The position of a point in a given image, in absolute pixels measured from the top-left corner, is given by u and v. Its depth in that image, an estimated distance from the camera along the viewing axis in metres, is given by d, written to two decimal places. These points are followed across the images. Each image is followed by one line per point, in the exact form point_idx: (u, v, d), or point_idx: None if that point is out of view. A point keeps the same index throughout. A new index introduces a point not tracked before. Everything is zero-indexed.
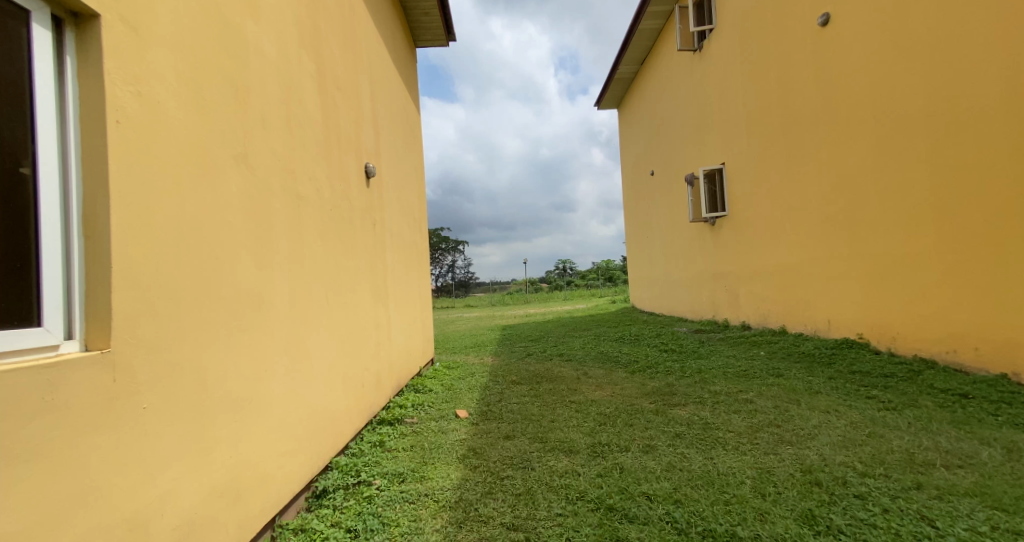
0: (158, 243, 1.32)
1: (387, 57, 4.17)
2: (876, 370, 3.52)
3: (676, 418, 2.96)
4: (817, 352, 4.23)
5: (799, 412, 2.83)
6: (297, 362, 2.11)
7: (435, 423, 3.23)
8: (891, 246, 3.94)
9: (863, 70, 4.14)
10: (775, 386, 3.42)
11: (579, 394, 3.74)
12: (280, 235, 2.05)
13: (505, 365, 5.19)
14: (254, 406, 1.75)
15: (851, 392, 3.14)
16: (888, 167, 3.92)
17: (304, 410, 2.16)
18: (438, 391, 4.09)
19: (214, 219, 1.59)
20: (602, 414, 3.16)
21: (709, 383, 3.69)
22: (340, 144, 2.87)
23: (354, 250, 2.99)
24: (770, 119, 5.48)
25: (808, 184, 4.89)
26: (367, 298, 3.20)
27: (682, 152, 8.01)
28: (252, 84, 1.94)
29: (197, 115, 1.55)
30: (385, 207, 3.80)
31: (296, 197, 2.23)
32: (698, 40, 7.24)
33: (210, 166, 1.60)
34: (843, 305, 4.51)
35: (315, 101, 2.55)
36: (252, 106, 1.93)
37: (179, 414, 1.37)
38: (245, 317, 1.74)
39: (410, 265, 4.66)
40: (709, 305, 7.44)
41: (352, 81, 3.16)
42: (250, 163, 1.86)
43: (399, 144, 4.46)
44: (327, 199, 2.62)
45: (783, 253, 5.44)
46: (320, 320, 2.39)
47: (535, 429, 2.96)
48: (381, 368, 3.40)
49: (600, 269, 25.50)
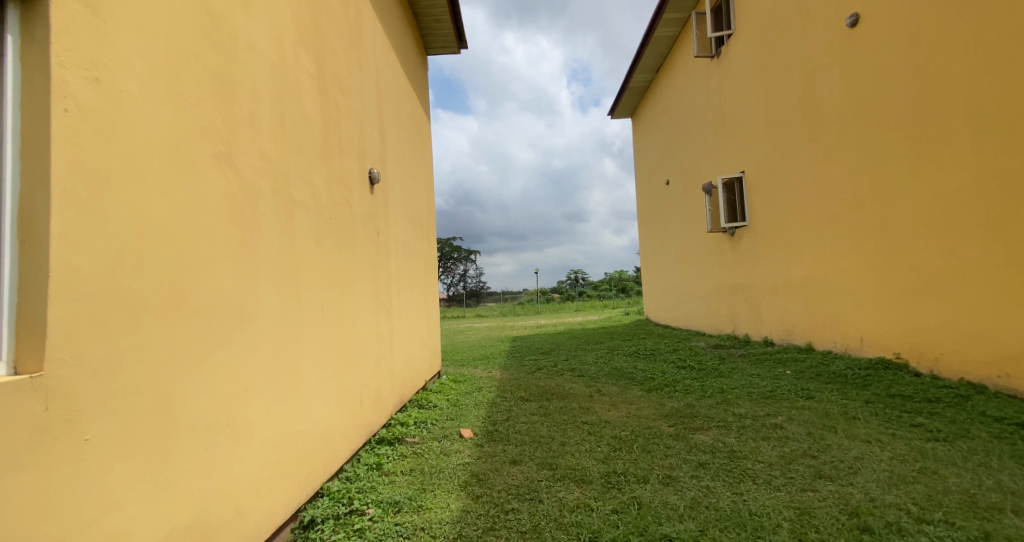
0: (113, 250, 1.16)
1: (395, 63, 4.07)
2: (918, 394, 3.23)
3: (697, 445, 2.71)
4: (849, 373, 3.94)
5: (836, 442, 2.57)
6: (286, 378, 1.94)
7: (437, 444, 3.02)
8: (932, 258, 3.65)
9: (897, 72, 3.90)
10: (806, 410, 3.16)
11: (591, 414, 3.51)
12: (272, 240, 1.89)
13: (513, 379, 4.96)
14: (233, 431, 1.57)
15: (893, 420, 2.87)
16: (928, 174, 3.65)
17: (294, 431, 1.98)
18: (442, 407, 3.88)
19: (190, 223, 1.43)
20: (617, 437, 2.92)
21: (732, 405, 3.43)
22: (342, 147, 2.72)
23: (354, 258, 2.83)
24: (795, 125, 5.24)
25: (838, 193, 4.62)
26: (368, 309, 3.03)
27: (699, 161, 7.77)
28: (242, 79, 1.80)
29: (174, 110, 1.40)
30: (390, 214, 3.67)
31: (291, 201, 2.07)
32: (715, 46, 7.06)
33: (189, 164, 1.44)
34: (878, 322, 4.21)
35: (316, 102, 2.41)
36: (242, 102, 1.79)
37: (133, 446, 1.19)
38: (225, 331, 1.57)
39: (417, 274, 4.49)
40: (728, 318, 7.14)
41: (357, 83, 3.05)
42: (239, 163, 1.71)
43: (407, 151, 4.34)
44: (326, 205, 2.46)
45: (809, 265, 5.15)
46: (313, 333, 2.21)
47: (544, 453, 2.74)
48: (382, 383, 3.22)
49: (613, 280, 25.12)
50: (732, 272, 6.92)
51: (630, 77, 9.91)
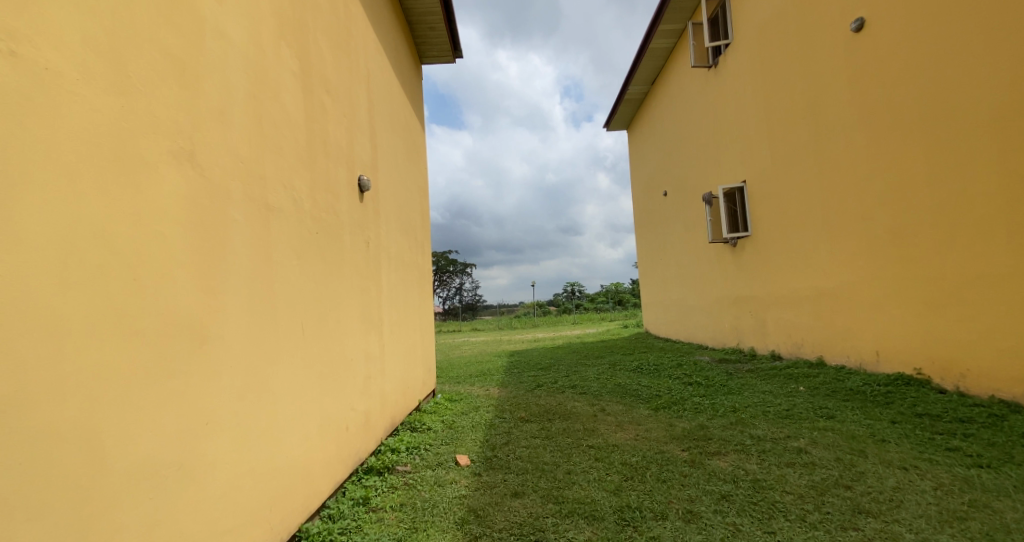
0: (21, 261, 0.92)
1: (388, 68, 3.90)
2: (948, 414, 3.03)
3: (716, 472, 2.48)
4: (868, 390, 3.73)
5: (869, 469, 2.36)
6: (259, 407, 1.70)
7: (431, 473, 2.77)
8: (954, 268, 3.47)
9: (909, 77, 3.76)
10: (830, 432, 2.94)
11: (597, 437, 3.27)
12: (245, 251, 1.66)
13: (511, 398, 4.71)
14: (189, 476, 1.32)
15: (925, 444, 2.66)
16: (948, 182, 3.48)
17: (267, 468, 1.73)
18: (437, 430, 3.63)
19: (143, 230, 1.21)
20: (628, 464, 2.68)
21: (748, 425, 3.21)
22: (329, 153, 2.51)
23: (341, 272, 2.60)
24: (799, 135, 5.10)
25: (847, 202, 4.46)
26: (356, 327, 2.79)
27: (698, 172, 7.65)
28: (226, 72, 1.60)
29: (127, 99, 1.18)
30: (381, 224, 3.45)
31: (270, 206, 1.86)
32: (713, 56, 6.97)
33: (143, 160, 1.22)
34: (895, 336, 4.01)
35: (301, 102, 2.19)
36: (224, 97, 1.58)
37: (48, 506, 0.95)
38: (184, 358, 1.33)
39: (410, 289, 4.26)
40: (732, 331, 6.94)
41: (347, 85, 2.87)
42: (211, 163, 1.48)
43: (400, 159, 4.15)
44: (310, 213, 2.24)
45: (818, 277, 4.97)
46: (292, 354, 1.98)
47: (548, 483, 2.50)
48: (371, 406, 2.97)
49: (610, 292, 24.92)
50: (735, 284, 6.74)
51: (626, 89, 9.84)
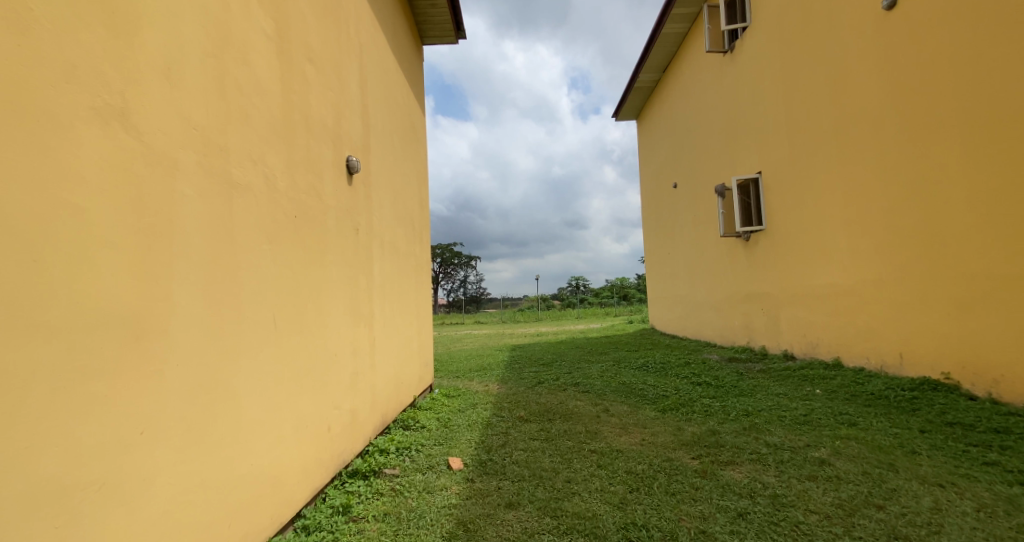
0: None
1: (384, 44, 3.66)
2: (982, 424, 2.78)
3: (731, 485, 2.26)
4: (891, 395, 3.49)
5: (901, 486, 2.14)
6: (216, 411, 1.49)
7: (420, 477, 2.57)
8: (989, 266, 3.21)
9: (946, 59, 3.47)
10: (853, 442, 2.71)
11: (599, 440, 3.05)
12: (201, 233, 1.45)
13: (511, 395, 4.50)
14: (114, 493, 1.13)
15: (960, 457, 2.43)
16: (986, 172, 3.21)
17: (226, 478, 1.53)
18: (431, 429, 3.43)
19: (47, 199, 1.01)
20: (633, 473, 2.46)
21: (763, 432, 2.98)
22: (311, 128, 2.29)
23: (325, 260, 2.39)
24: (820, 123, 4.81)
25: (872, 195, 4.18)
26: (342, 320, 2.59)
27: (711, 163, 7.35)
28: (181, 28, 1.39)
29: (26, 38, 0.98)
30: (374, 210, 3.24)
31: (234, 182, 1.64)
32: (729, 40, 6.65)
33: (48, 113, 1.02)
34: (921, 338, 3.76)
35: (276, 69, 1.97)
36: (174, 54, 1.36)
37: None
38: (110, 352, 1.13)
39: (406, 280, 4.05)
40: (742, 329, 6.69)
41: (336, 58, 2.65)
42: (151, 126, 1.27)
43: (397, 142, 3.92)
44: (287, 194, 2.02)
45: (837, 274, 4.70)
46: (261, 351, 1.77)
47: (545, 493, 2.29)
48: (359, 403, 2.77)
49: (614, 287, 24.64)
50: (747, 280, 6.48)
51: (637, 76, 9.52)
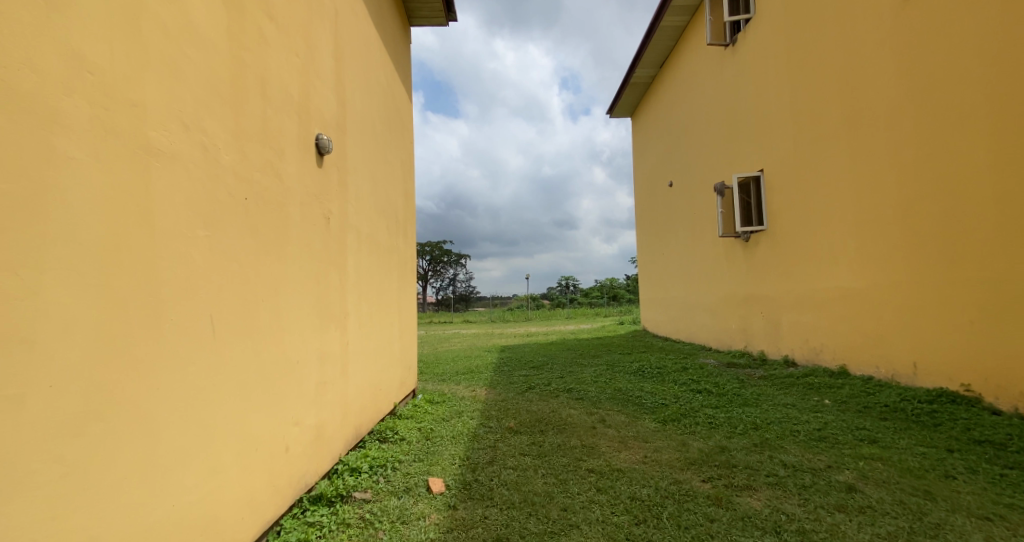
0: None
1: (366, 15, 3.31)
2: (1017, 443, 2.54)
3: (751, 517, 1.97)
4: (909, 408, 3.25)
5: (945, 520, 1.87)
6: (123, 440, 1.16)
7: (394, 503, 2.23)
8: (1015, 270, 2.98)
9: (970, 49, 3.24)
10: (878, 463, 2.45)
11: (598, 458, 2.74)
12: (99, 213, 1.11)
13: (500, 402, 4.19)
14: None
15: (1000, 482, 2.18)
16: (1013, 170, 2.98)
17: (133, 527, 1.19)
18: (412, 443, 3.10)
19: None
20: (638, 500, 2.16)
21: (777, 450, 2.71)
22: (269, 96, 1.94)
23: (286, 253, 2.05)
24: (829, 119, 4.56)
25: (885, 194, 3.94)
26: (307, 323, 2.25)
27: (709, 160, 7.10)
28: None
29: None
30: (350, 198, 2.90)
31: (153, 148, 1.29)
32: (731, 33, 6.40)
33: None
34: (938, 346, 3.53)
35: (222, 22, 1.63)
36: None
37: None
38: None
39: (387, 277, 3.70)
40: (740, 333, 6.45)
41: (305, 22, 2.31)
42: (12, 62, 0.94)
43: (379, 125, 3.57)
44: (236, 171, 1.69)
45: (845, 277, 4.46)
46: (193, 363, 1.43)
47: (539, 527, 1.97)
48: (326, 416, 2.43)
49: (603, 287, 24.46)
50: (746, 282, 6.24)
51: (634, 71, 9.28)
